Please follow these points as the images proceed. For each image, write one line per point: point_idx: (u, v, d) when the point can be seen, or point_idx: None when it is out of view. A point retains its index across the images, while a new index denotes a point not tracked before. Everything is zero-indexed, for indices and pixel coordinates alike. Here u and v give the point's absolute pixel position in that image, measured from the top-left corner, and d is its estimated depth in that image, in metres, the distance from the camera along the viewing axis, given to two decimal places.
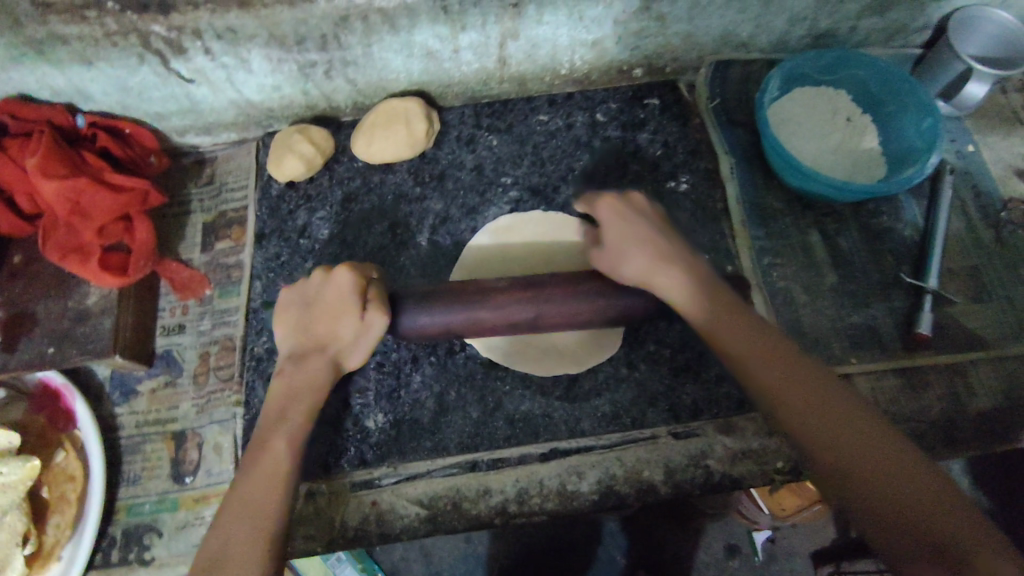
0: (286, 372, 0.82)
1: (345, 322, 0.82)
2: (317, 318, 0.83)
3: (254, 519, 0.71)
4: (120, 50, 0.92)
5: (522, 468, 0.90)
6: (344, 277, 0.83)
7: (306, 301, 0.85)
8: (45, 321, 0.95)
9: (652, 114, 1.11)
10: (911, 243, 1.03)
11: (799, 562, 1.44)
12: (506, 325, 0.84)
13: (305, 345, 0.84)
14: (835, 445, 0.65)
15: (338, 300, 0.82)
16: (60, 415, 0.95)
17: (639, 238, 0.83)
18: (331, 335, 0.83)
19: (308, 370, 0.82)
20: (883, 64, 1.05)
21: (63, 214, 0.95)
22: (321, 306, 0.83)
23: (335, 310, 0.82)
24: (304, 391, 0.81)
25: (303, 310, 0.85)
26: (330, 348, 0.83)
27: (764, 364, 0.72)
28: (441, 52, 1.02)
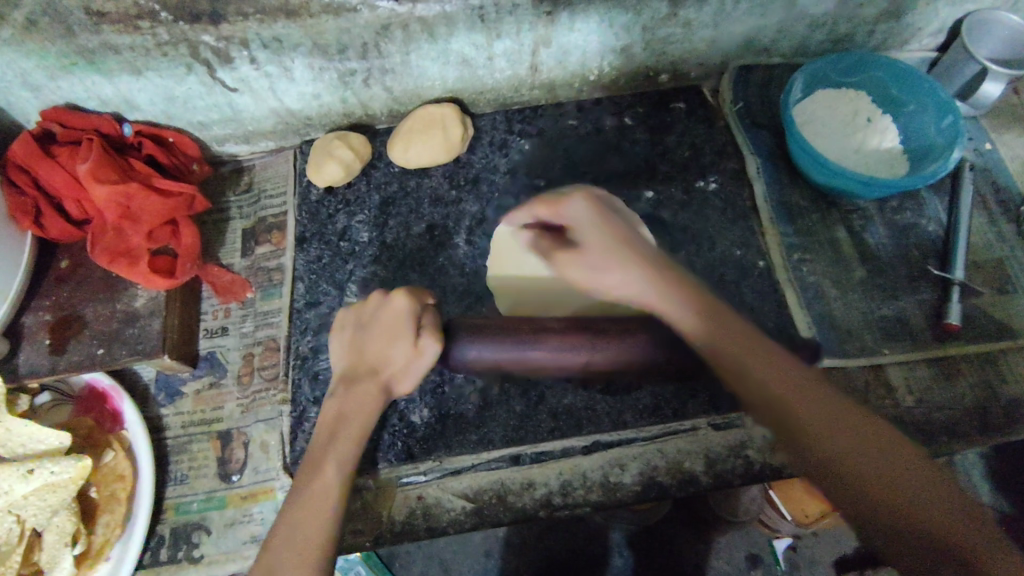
0: (338, 394, 0.82)
1: (398, 346, 0.80)
2: (371, 342, 0.83)
3: (302, 543, 0.70)
4: (169, 60, 0.95)
5: (565, 461, 0.92)
6: (400, 302, 0.82)
7: (362, 322, 0.86)
8: (93, 323, 0.97)
9: (679, 118, 1.14)
10: (935, 237, 1.06)
11: (825, 570, 1.42)
12: (558, 369, 0.82)
13: (358, 367, 0.83)
14: (839, 457, 0.65)
15: (393, 324, 0.81)
16: (107, 415, 0.98)
17: (601, 233, 0.82)
18: (384, 357, 0.82)
19: (358, 393, 0.81)
20: (904, 66, 1.09)
21: (113, 218, 0.96)
22: (377, 330, 0.83)
23: (389, 333, 0.82)
24: (353, 413, 0.80)
25: (359, 334, 0.85)
26: (381, 371, 0.82)
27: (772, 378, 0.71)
28: (476, 59, 1.06)
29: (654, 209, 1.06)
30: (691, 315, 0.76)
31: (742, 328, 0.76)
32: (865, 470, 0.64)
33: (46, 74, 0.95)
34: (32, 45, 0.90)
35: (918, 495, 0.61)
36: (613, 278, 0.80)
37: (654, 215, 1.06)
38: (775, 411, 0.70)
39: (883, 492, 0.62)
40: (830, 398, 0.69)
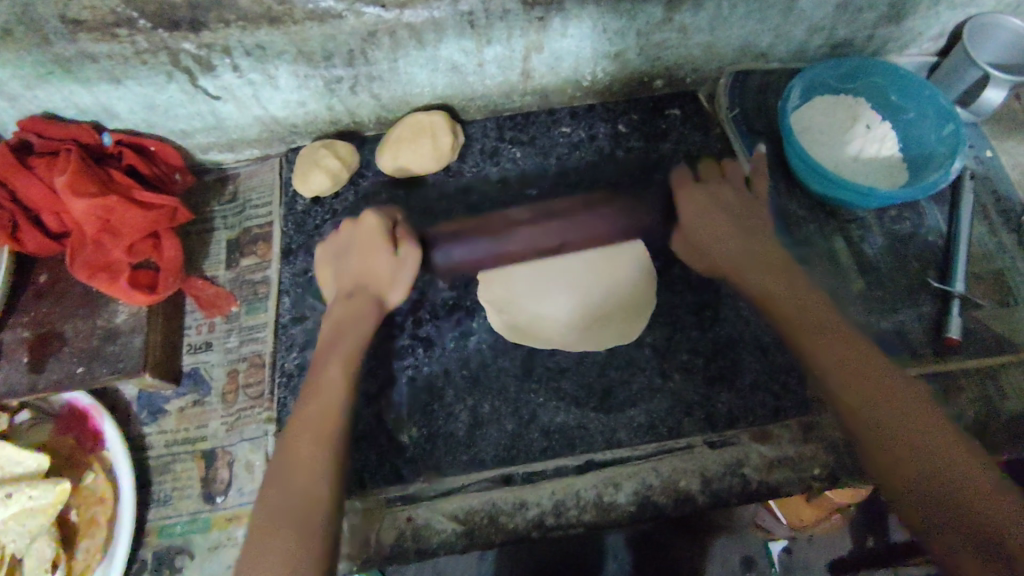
0: (337, 310, 0.93)
1: (381, 254, 0.95)
2: (357, 261, 0.95)
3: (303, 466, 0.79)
4: (149, 68, 0.92)
5: (559, 480, 0.89)
6: (371, 221, 0.97)
7: (342, 252, 0.97)
8: (72, 341, 0.94)
9: (674, 125, 1.12)
10: (935, 247, 1.04)
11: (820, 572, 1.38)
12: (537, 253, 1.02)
13: (349, 287, 0.94)
14: (898, 435, 0.74)
15: (371, 239, 0.96)
16: (87, 435, 0.95)
17: (727, 233, 0.96)
18: (370, 270, 0.94)
19: (358, 306, 0.92)
20: (904, 72, 1.06)
21: (93, 232, 0.94)
22: (355, 251, 0.96)
23: (369, 249, 0.96)
24: (353, 323, 0.91)
25: (343, 261, 0.97)
26: (371, 285, 0.94)
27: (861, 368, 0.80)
28: (466, 66, 1.03)
29: (648, 220, 1.04)
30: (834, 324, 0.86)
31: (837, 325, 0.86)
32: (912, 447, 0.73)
33: (21, 83, 0.92)
34: (5, 53, 0.86)
35: (945, 459, 0.71)
36: (769, 280, 0.92)
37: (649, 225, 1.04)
38: (857, 392, 0.79)
39: (931, 470, 0.70)
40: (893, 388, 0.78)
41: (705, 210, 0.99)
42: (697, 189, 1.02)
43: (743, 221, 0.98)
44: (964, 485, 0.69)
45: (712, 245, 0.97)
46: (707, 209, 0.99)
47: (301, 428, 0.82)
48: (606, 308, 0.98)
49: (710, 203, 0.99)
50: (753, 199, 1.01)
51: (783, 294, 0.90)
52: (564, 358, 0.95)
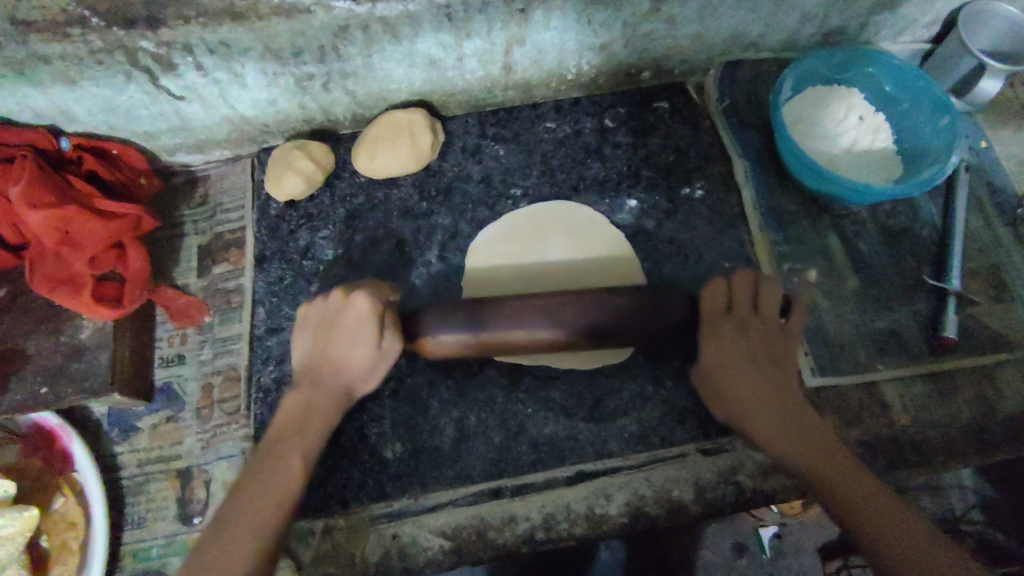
0: (301, 391, 0.78)
1: (360, 346, 0.77)
2: (333, 342, 0.78)
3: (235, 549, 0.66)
4: (106, 68, 0.87)
5: (549, 493, 0.87)
6: (362, 304, 0.77)
7: (323, 322, 0.80)
8: (37, 358, 0.90)
9: (662, 118, 1.08)
10: (930, 243, 1.01)
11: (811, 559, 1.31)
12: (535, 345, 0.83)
13: (316, 369, 0.79)
14: (876, 530, 0.68)
15: (355, 324, 0.77)
16: (54, 456, 0.90)
17: (733, 357, 0.81)
18: (344, 358, 0.78)
19: (322, 397, 0.77)
20: (900, 62, 1.03)
21: (53, 244, 0.89)
22: (338, 329, 0.79)
23: (352, 333, 0.78)
24: (313, 417, 0.76)
25: (318, 331, 0.80)
26: (343, 374, 0.79)
27: (836, 481, 0.73)
28: (444, 61, 0.98)
29: (636, 220, 1.00)
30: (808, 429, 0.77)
31: (807, 428, 0.77)
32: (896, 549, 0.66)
33: None
34: None
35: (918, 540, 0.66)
36: (755, 391, 0.80)
37: (637, 225, 1.01)
38: (833, 488, 0.72)
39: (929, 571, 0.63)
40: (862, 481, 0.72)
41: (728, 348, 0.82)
42: (726, 323, 0.82)
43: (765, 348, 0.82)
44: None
45: (723, 385, 0.82)
46: (731, 349, 0.81)
47: (235, 506, 0.69)
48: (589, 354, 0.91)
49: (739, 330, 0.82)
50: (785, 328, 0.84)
51: (765, 416, 0.79)
52: (553, 367, 0.92)
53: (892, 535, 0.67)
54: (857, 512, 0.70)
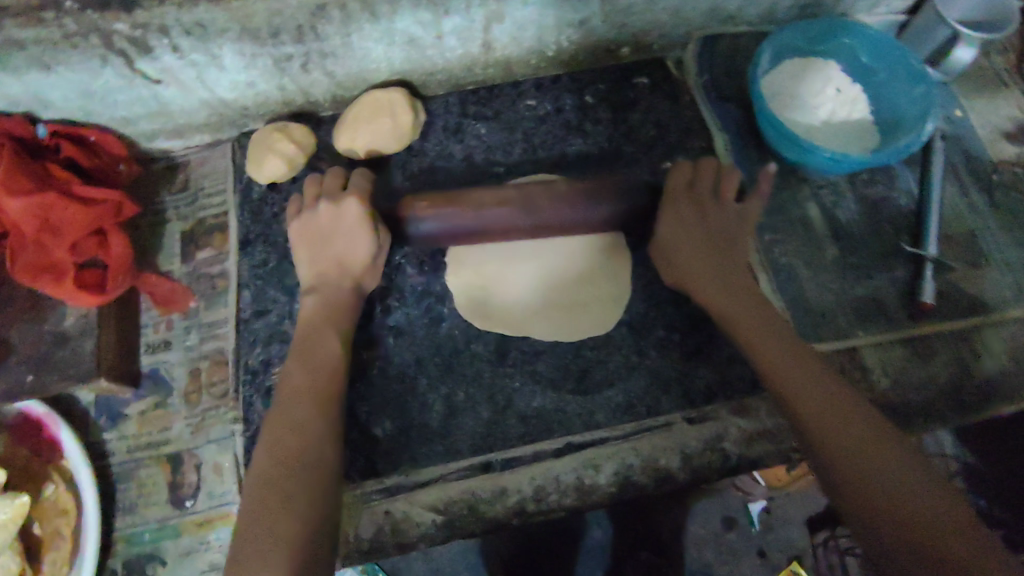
0: (315, 295, 0.86)
1: (358, 242, 0.86)
2: (334, 247, 0.87)
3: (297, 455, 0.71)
4: (81, 52, 0.85)
5: (537, 466, 0.88)
6: (352, 206, 0.86)
7: (320, 235, 0.88)
8: (20, 348, 0.89)
9: (643, 94, 1.08)
10: (908, 212, 1.03)
11: (798, 529, 1.36)
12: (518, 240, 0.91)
13: (325, 276, 0.87)
14: (827, 431, 0.71)
15: (351, 230, 0.86)
16: (44, 445, 0.90)
17: (702, 255, 0.88)
18: (349, 258, 0.87)
19: (334, 295, 0.86)
20: (875, 33, 1.05)
21: (33, 232, 0.88)
22: (336, 237, 0.87)
23: (350, 234, 0.87)
24: (329, 316, 0.85)
25: (316, 244, 0.88)
26: (349, 273, 0.88)
27: (807, 389, 0.75)
28: (423, 39, 0.98)
29: None
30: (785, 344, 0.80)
31: (779, 336, 0.81)
32: (843, 447, 0.70)
33: None
34: None
35: (864, 442, 0.69)
36: (722, 293, 0.86)
37: None
38: (792, 395, 0.76)
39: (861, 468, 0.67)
40: (821, 383, 0.75)
41: (686, 240, 0.89)
42: (684, 200, 0.90)
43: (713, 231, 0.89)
44: (896, 483, 0.65)
45: (686, 268, 0.89)
46: (688, 230, 0.89)
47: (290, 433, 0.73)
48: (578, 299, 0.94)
49: (692, 213, 0.89)
50: (740, 211, 0.92)
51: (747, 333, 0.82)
52: (539, 341, 0.92)
53: (843, 435, 0.70)
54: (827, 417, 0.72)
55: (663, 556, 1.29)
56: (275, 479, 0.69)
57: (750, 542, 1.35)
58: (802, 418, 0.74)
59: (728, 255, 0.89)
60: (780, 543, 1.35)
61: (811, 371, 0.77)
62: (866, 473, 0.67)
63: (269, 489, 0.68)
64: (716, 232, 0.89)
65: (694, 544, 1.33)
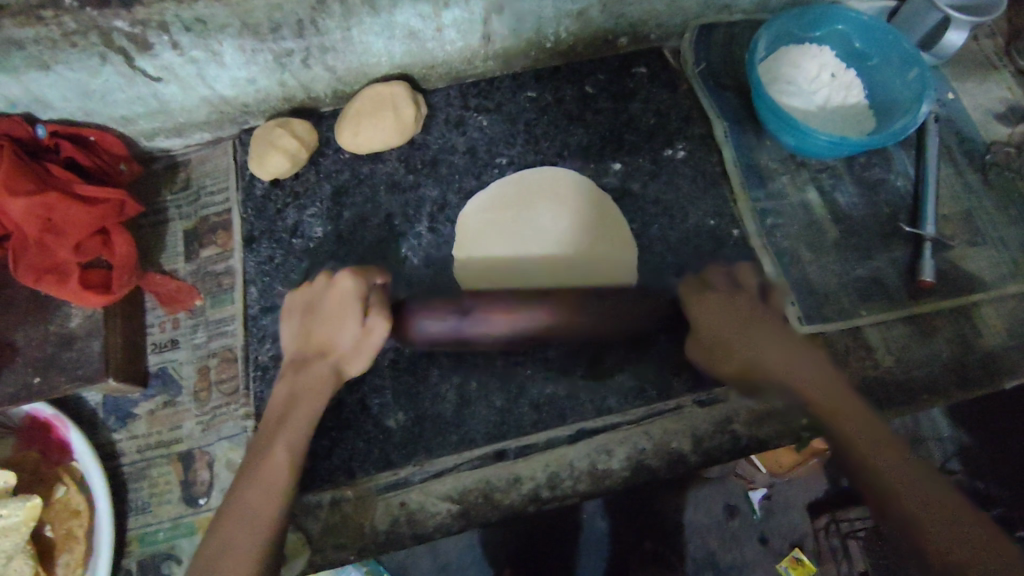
0: (289, 376, 0.83)
1: (344, 328, 0.83)
2: (320, 326, 0.84)
3: (257, 521, 0.71)
4: (81, 51, 0.85)
5: (551, 452, 0.89)
6: (345, 283, 0.84)
7: (310, 306, 0.87)
8: (25, 350, 0.88)
9: (641, 83, 1.09)
10: (905, 193, 1.05)
11: (798, 515, 1.35)
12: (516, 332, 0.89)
13: (305, 351, 0.84)
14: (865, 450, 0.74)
15: (339, 307, 0.83)
16: (53, 447, 0.90)
17: (737, 325, 0.86)
18: (331, 339, 0.83)
19: (310, 377, 0.82)
20: (866, 18, 1.06)
21: (35, 232, 0.87)
22: (322, 314, 0.84)
23: (337, 315, 0.84)
24: (305, 394, 0.81)
25: (305, 317, 0.86)
26: (330, 353, 0.83)
27: (842, 400, 0.79)
28: (424, 32, 0.98)
29: (622, 182, 1.02)
30: (814, 364, 0.83)
31: (811, 349, 0.84)
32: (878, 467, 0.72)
33: None
34: None
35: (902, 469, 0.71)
36: (760, 334, 0.84)
37: (624, 187, 1.02)
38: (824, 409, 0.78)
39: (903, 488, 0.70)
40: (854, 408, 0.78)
41: (713, 313, 0.87)
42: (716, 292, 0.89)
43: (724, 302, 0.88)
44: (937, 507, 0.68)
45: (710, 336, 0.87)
46: (716, 312, 0.87)
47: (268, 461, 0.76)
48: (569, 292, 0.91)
49: (720, 302, 0.88)
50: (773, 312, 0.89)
51: (774, 345, 0.84)
52: None
53: (877, 457, 0.73)
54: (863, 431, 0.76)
55: (670, 545, 1.31)
56: (248, 502, 0.73)
57: (752, 530, 1.34)
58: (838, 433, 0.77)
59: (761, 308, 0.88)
60: (781, 530, 1.34)
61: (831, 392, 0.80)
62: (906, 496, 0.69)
63: (243, 504, 0.72)
64: (752, 318, 0.86)
65: (696, 533, 1.33)
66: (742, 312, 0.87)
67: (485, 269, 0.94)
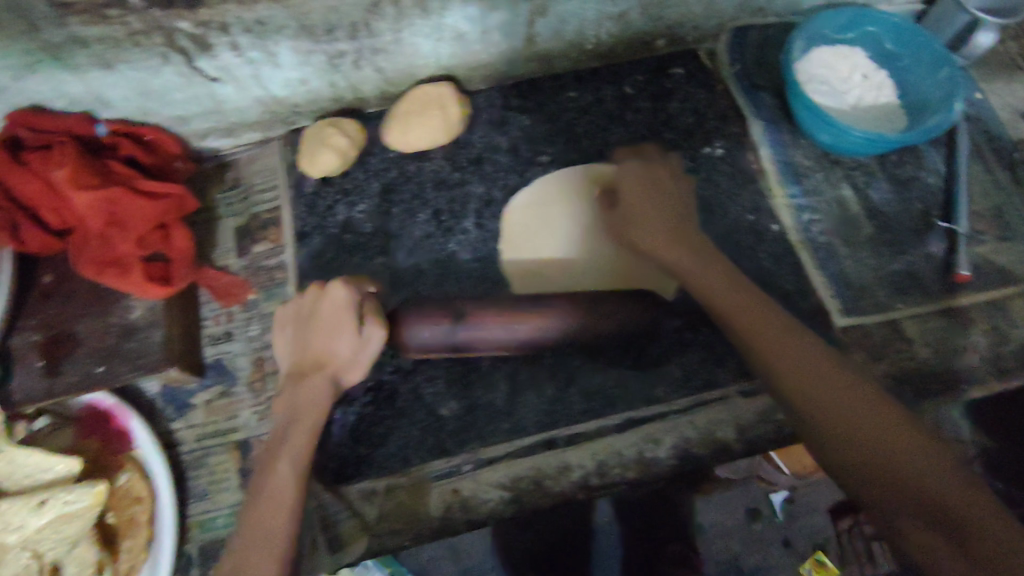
0: (288, 391, 0.81)
1: (342, 338, 0.81)
2: (315, 337, 0.82)
3: (272, 538, 0.71)
4: (143, 50, 0.88)
5: (599, 441, 0.91)
6: (338, 292, 0.81)
7: (303, 318, 0.84)
8: (87, 340, 0.91)
9: (679, 83, 1.13)
10: (936, 190, 1.07)
11: (823, 518, 1.27)
12: (518, 338, 0.89)
13: (301, 364, 0.82)
14: (843, 430, 0.71)
15: (335, 316, 0.81)
16: (114, 435, 0.92)
17: (719, 280, 0.86)
18: (328, 351, 0.81)
19: (307, 390, 0.80)
20: (898, 20, 1.09)
21: (99, 226, 0.91)
22: (317, 325, 0.82)
23: (331, 325, 0.82)
24: (306, 407, 0.79)
25: (299, 329, 0.84)
26: (327, 366, 0.81)
27: (820, 392, 0.74)
28: (471, 34, 1.01)
29: None
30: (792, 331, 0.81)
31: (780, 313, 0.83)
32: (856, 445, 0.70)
33: (7, 75, 0.87)
34: None
35: (887, 443, 0.69)
36: (733, 297, 0.85)
37: None
38: (794, 382, 0.77)
39: (886, 467, 0.67)
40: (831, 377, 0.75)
41: (693, 264, 0.88)
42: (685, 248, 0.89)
43: (707, 293, 0.86)
44: (923, 480, 0.65)
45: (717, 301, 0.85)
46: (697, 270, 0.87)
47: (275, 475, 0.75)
48: (634, 284, 0.96)
49: (692, 257, 0.88)
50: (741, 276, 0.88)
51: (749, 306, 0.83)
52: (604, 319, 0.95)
53: (853, 434, 0.71)
54: (844, 424, 0.72)
55: (693, 549, 1.20)
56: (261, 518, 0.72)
57: (776, 533, 1.26)
58: (811, 415, 0.74)
59: (728, 274, 0.87)
60: (806, 532, 1.26)
61: (812, 362, 0.77)
62: (891, 474, 0.67)
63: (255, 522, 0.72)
64: (721, 272, 0.87)
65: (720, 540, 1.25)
66: (732, 279, 0.87)
67: (546, 266, 0.99)
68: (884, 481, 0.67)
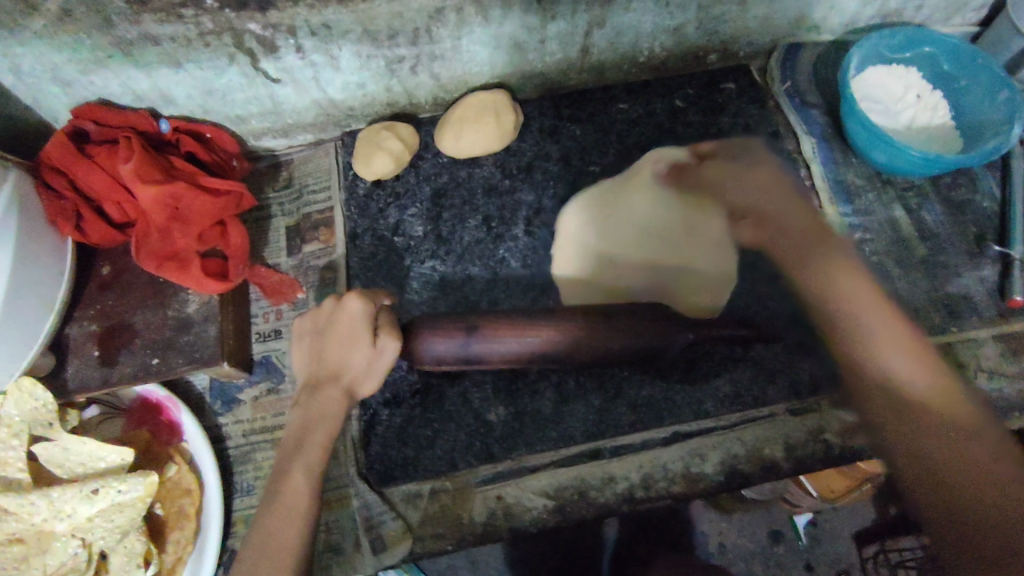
0: (302, 403, 0.79)
1: (356, 351, 0.78)
2: (329, 349, 0.79)
3: (283, 549, 0.71)
4: (211, 51, 0.90)
5: (645, 454, 0.92)
6: (353, 304, 0.78)
7: (318, 328, 0.81)
8: (144, 332, 0.92)
9: (730, 98, 1.12)
10: (991, 213, 1.06)
11: (846, 544, 1.24)
12: (543, 352, 0.82)
13: (318, 375, 0.79)
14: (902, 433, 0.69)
15: (349, 328, 0.77)
16: (163, 427, 0.93)
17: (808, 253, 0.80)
18: (343, 362, 0.78)
19: (321, 403, 0.78)
20: (956, 41, 1.08)
21: (162, 220, 0.92)
22: (330, 337, 0.79)
23: (346, 336, 0.78)
24: (319, 419, 0.78)
25: (314, 341, 0.81)
26: (343, 376, 0.79)
27: (890, 392, 0.71)
28: (528, 43, 1.02)
29: None
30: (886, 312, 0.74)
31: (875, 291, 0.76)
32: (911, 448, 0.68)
33: (79, 69, 0.89)
34: (64, 38, 0.84)
35: (944, 451, 0.66)
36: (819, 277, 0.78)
37: None
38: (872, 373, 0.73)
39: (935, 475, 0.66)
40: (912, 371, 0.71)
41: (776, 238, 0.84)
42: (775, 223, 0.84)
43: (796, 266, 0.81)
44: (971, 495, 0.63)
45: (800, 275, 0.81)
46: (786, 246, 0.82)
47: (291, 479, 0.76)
48: (670, 297, 0.94)
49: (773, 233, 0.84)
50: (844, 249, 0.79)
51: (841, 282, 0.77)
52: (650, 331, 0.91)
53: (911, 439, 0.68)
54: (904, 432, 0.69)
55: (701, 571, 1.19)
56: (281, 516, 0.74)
57: (798, 556, 1.23)
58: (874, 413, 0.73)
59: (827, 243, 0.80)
60: (829, 558, 1.23)
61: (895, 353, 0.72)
62: (938, 483, 0.65)
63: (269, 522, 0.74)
64: (817, 248, 0.80)
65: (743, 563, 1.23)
66: (823, 251, 0.79)
67: (586, 272, 0.97)
68: (931, 492, 0.65)
